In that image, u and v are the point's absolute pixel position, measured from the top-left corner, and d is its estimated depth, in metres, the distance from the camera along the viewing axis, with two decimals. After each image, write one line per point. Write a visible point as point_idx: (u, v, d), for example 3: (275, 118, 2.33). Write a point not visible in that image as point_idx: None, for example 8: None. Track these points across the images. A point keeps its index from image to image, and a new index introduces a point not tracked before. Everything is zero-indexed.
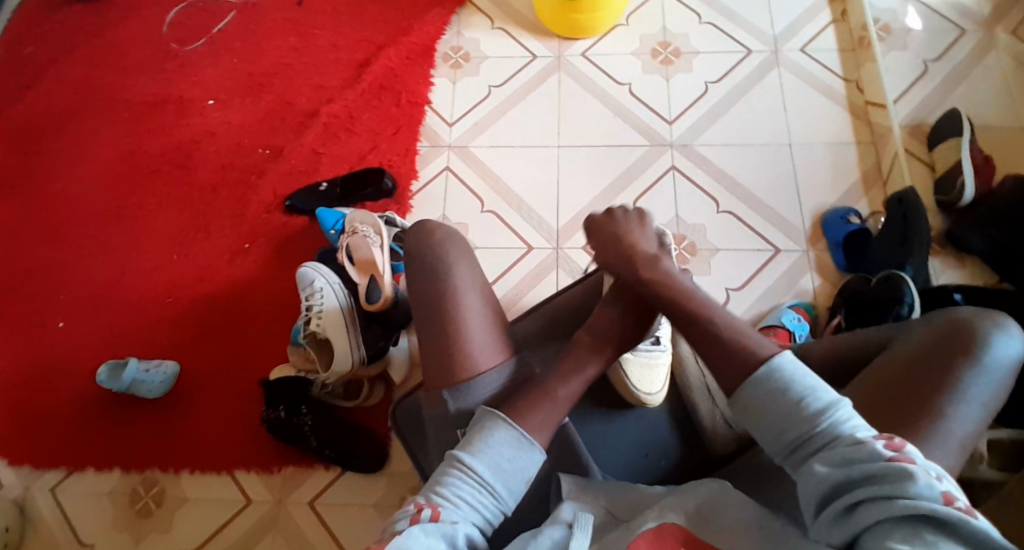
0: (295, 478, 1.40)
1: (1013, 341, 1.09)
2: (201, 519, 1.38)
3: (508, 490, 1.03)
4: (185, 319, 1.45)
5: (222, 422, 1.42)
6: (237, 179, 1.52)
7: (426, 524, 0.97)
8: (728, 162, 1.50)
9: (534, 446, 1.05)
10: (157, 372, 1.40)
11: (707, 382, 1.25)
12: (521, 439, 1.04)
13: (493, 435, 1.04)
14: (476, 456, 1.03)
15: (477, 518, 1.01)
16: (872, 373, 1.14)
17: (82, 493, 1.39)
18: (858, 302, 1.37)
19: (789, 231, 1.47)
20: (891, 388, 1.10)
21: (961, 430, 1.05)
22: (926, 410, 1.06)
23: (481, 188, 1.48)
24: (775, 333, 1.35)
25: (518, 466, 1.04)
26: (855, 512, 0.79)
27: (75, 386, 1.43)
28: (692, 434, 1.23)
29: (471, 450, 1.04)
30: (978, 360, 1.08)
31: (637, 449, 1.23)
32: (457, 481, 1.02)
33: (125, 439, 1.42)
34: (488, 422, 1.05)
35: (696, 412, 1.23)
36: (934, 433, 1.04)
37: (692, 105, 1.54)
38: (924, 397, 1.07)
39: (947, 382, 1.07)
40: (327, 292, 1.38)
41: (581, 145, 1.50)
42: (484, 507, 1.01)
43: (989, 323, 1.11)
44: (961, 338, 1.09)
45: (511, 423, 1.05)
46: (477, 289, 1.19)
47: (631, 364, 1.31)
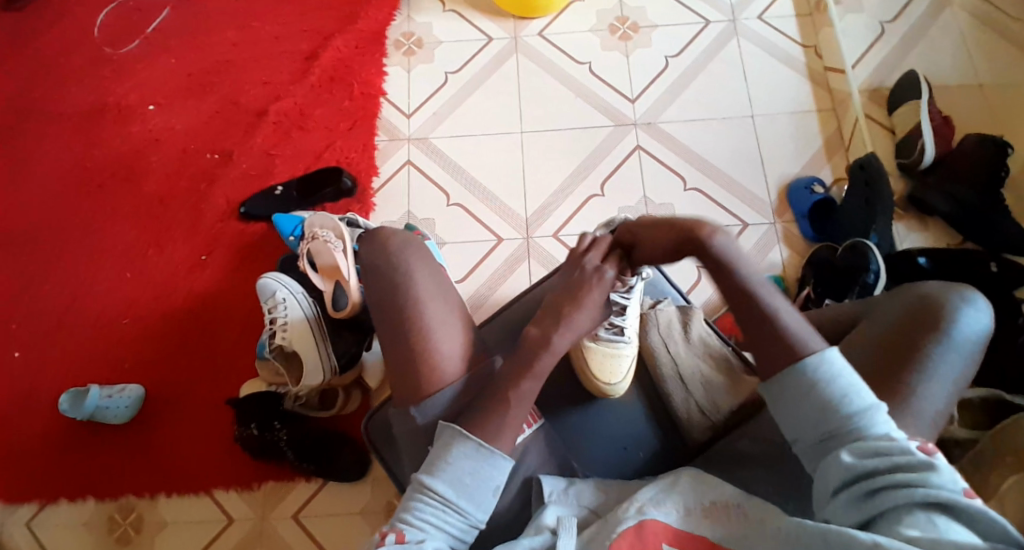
0: (276, 492, 1.38)
1: (980, 315, 1.08)
2: (182, 542, 1.35)
3: (474, 504, 1.02)
4: (145, 339, 1.40)
5: (196, 441, 1.38)
6: (188, 188, 1.46)
7: (392, 547, 0.98)
8: (694, 138, 1.49)
9: (496, 454, 1.04)
10: (121, 397, 1.36)
11: (679, 370, 1.24)
12: (480, 449, 1.03)
13: (453, 451, 1.03)
14: (437, 476, 1.02)
15: (446, 537, 1.01)
16: (843, 352, 1.12)
17: (54, 526, 1.34)
18: (826, 273, 1.37)
19: (755, 204, 1.46)
20: (862, 365, 1.09)
21: (931, 407, 1.04)
22: (897, 389, 1.05)
23: (445, 181, 1.44)
24: None
25: (482, 479, 1.03)
26: (874, 497, 0.84)
27: (36, 417, 1.38)
28: (669, 423, 1.24)
29: (432, 470, 1.03)
30: (946, 334, 1.07)
31: (616, 443, 1.22)
32: (421, 503, 1.02)
33: (94, 467, 1.36)
34: (446, 437, 1.04)
35: (670, 402, 1.23)
36: (904, 410, 1.04)
37: (653, 81, 1.52)
38: (895, 376, 1.05)
39: (916, 360, 1.06)
40: (291, 303, 1.34)
41: (545, 129, 1.47)
42: (452, 526, 1.01)
43: (957, 298, 1.10)
44: (929, 314, 1.08)
45: (471, 436, 1.04)
46: (433, 291, 1.13)
47: (594, 352, 1.27)
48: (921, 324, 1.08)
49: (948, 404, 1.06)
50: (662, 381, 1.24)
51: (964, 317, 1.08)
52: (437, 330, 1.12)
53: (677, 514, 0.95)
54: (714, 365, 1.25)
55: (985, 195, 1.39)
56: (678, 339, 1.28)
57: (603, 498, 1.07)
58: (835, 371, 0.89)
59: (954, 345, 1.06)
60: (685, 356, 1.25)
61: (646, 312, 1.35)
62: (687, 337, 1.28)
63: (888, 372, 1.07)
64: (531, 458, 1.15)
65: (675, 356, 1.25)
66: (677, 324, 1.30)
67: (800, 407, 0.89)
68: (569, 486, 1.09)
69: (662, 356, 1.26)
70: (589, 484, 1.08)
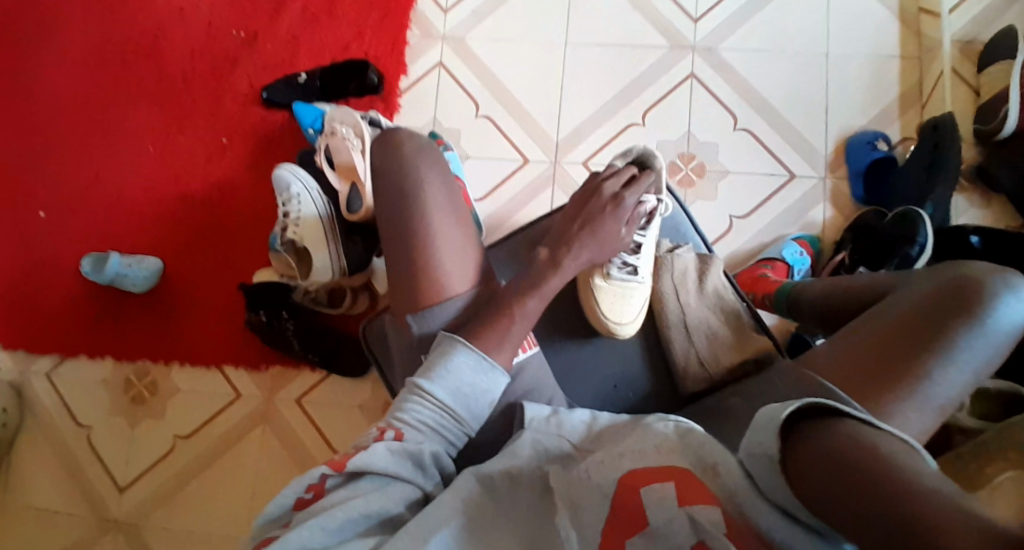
0: (283, 375, 1.43)
1: (1019, 305, 0.97)
2: (193, 409, 1.43)
3: (470, 413, 1.00)
4: (169, 217, 1.42)
5: (208, 319, 1.42)
6: (210, 68, 1.43)
7: (391, 444, 0.94)
8: (754, 74, 1.37)
9: (496, 367, 1.02)
10: (140, 268, 1.38)
11: (686, 318, 1.21)
12: (482, 362, 1.01)
13: (453, 359, 1.00)
14: (436, 382, 0.99)
15: (441, 442, 0.99)
16: (859, 327, 1.02)
17: (75, 379, 1.43)
18: (867, 240, 1.28)
19: (807, 155, 1.35)
20: (870, 348, 0.98)
21: (942, 394, 0.94)
22: (908, 373, 0.95)
23: (475, 88, 1.37)
24: (772, 268, 1.30)
25: (479, 387, 1.01)
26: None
27: (62, 276, 1.43)
28: (663, 369, 1.22)
29: (431, 375, 1.00)
30: (976, 322, 0.96)
31: (608, 381, 1.22)
32: (417, 405, 0.98)
33: (111, 330, 1.43)
34: (448, 346, 1.02)
35: (670, 349, 1.21)
36: (913, 398, 0.94)
37: (721, 1, 1.38)
38: (907, 361, 0.95)
39: (936, 346, 0.95)
40: (305, 199, 1.33)
41: (591, 44, 1.37)
42: (446, 431, 0.99)
43: (999, 283, 0.98)
44: (963, 297, 0.97)
45: (459, 343, 1.02)
46: (445, 202, 1.10)
47: (604, 292, 1.24)
48: (948, 306, 0.97)
49: (959, 395, 0.96)
50: (666, 328, 1.22)
51: (1002, 307, 0.96)
52: (446, 243, 1.08)
53: None
54: (724, 318, 1.22)
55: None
56: (690, 289, 1.24)
57: (586, 433, 0.99)
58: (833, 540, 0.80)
59: (982, 337, 0.95)
60: (694, 306, 1.22)
61: (662, 255, 1.29)
62: (700, 287, 1.24)
63: (901, 356, 0.96)
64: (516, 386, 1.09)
65: (683, 304, 1.22)
66: (694, 274, 1.26)
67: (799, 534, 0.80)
68: (552, 415, 1.00)
69: (670, 302, 1.23)
70: (574, 418, 1.00)
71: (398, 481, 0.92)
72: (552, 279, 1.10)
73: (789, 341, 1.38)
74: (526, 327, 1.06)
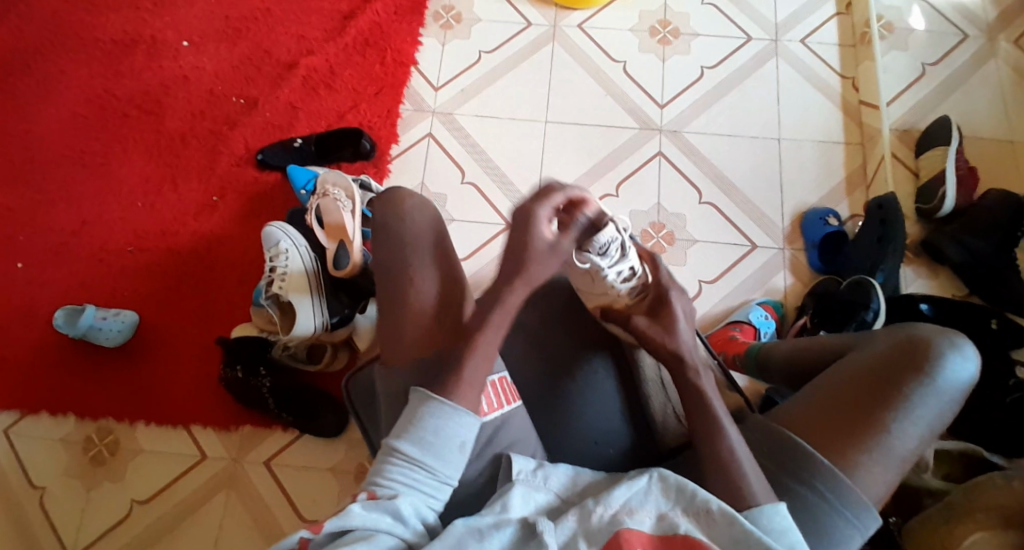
0: (253, 437, 1.39)
1: (965, 364, 1.00)
2: (155, 470, 1.37)
3: (446, 464, 0.91)
4: (152, 270, 1.44)
5: (180, 375, 1.40)
6: (207, 129, 1.52)
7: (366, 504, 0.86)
8: (716, 152, 1.49)
9: (466, 411, 0.93)
10: (116, 321, 1.38)
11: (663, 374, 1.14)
12: (448, 409, 0.92)
13: (423, 413, 0.92)
14: (408, 437, 0.91)
15: (425, 501, 0.89)
16: (814, 388, 1.04)
17: (33, 437, 1.38)
18: (826, 305, 1.36)
19: (767, 228, 1.46)
20: (836, 398, 1.01)
21: (899, 450, 0.98)
22: (863, 432, 0.98)
23: (462, 157, 1.47)
24: (740, 330, 1.36)
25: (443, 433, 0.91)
26: None
27: (33, 328, 1.41)
28: (644, 422, 1.12)
29: (402, 432, 0.92)
30: (925, 382, 0.99)
31: (587, 435, 1.10)
32: (393, 467, 0.90)
33: (76, 384, 1.39)
34: (416, 401, 0.93)
35: (647, 402, 1.12)
36: (870, 452, 0.97)
37: (686, 89, 1.52)
38: (862, 420, 0.99)
39: (889, 404, 0.99)
40: (293, 254, 1.36)
41: (568, 122, 1.49)
42: (423, 486, 0.89)
43: (944, 343, 1.02)
44: (910, 357, 1.00)
45: (432, 403, 0.93)
46: (440, 262, 1.06)
47: None
48: (898, 365, 1.01)
49: (916, 450, 0.99)
50: (644, 383, 1.13)
51: (949, 365, 1.00)
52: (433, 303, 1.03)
53: (650, 525, 0.87)
54: None
55: (999, 253, 1.37)
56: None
57: (571, 486, 0.94)
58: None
59: (932, 394, 0.98)
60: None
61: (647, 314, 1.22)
62: None
63: (863, 409, 0.99)
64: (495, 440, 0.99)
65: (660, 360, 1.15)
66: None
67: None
68: (539, 466, 0.94)
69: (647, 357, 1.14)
70: (560, 470, 0.95)
71: (378, 538, 0.83)
72: (502, 307, 0.98)
73: (760, 402, 1.42)
74: (484, 362, 0.96)
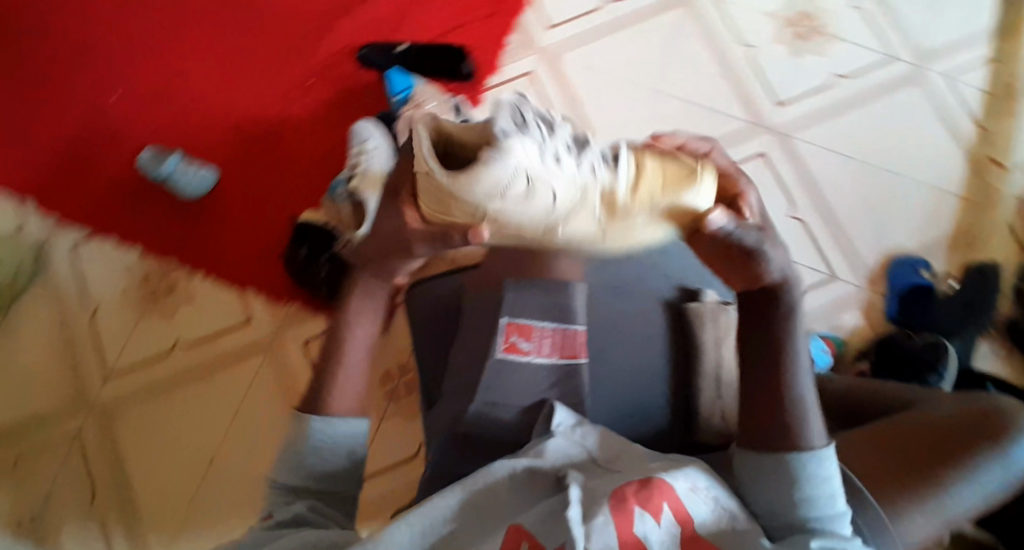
0: (296, 316, 1.42)
1: None
2: (201, 320, 1.43)
3: (333, 474, 0.92)
4: (237, 135, 1.48)
5: (239, 242, 1.44)
6: (320, 11, 1.51)
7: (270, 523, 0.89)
8: (822, 168, 1.41)
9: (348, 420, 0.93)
10: (195, 175, 1.43)
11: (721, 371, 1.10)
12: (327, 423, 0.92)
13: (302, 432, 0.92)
14: (291, 457, 0.92)
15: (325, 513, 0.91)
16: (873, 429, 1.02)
17: (93, 263, 1.45)
18: (891, 355, 1.30)
19: (852, 261, 1.39)
20: (897, 441, 0.99)
21: (949, 509, 0.95)
22: (918, 483, 0.96)
23: (560, 106, 1.44)
24: None
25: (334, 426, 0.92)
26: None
27: (115, 161, 1.47)
28: (686, 409, 1.10)
29: (287, 452, 0.93)
30: (994, 453, 0.97)
31: (627, 406, 1.09)
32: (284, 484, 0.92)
33: (142, 224, 1.45)
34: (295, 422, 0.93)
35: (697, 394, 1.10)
36: (922, 505, 0.94)
37: (810, 94, 1.43)
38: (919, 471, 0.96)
39: (950, 462, 0.96)
40: (377, 157, 1.37)
41: (677, 97, 1.44)
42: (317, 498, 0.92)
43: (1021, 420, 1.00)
44: (986, 425, 0.98)
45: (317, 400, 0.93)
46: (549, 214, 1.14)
47: None
48: (967, 428, 0.99)
49: (964, 514, 0.96)
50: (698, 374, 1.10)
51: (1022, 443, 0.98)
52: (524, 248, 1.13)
53: (682, 485, 0.86)
54: None
55: None
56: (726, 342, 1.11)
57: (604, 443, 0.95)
58: (817, 479, 0.86)
59: (997, 466, 0.96)
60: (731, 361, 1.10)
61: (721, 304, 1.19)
62: None
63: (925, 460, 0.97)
64: (551, 386, 1.07)
65: (722, 360, 1.10)
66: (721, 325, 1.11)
67: (780, 486, 0.87)
68: (577, 424, 0.96)
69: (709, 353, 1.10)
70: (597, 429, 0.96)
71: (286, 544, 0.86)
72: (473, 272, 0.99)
73: None
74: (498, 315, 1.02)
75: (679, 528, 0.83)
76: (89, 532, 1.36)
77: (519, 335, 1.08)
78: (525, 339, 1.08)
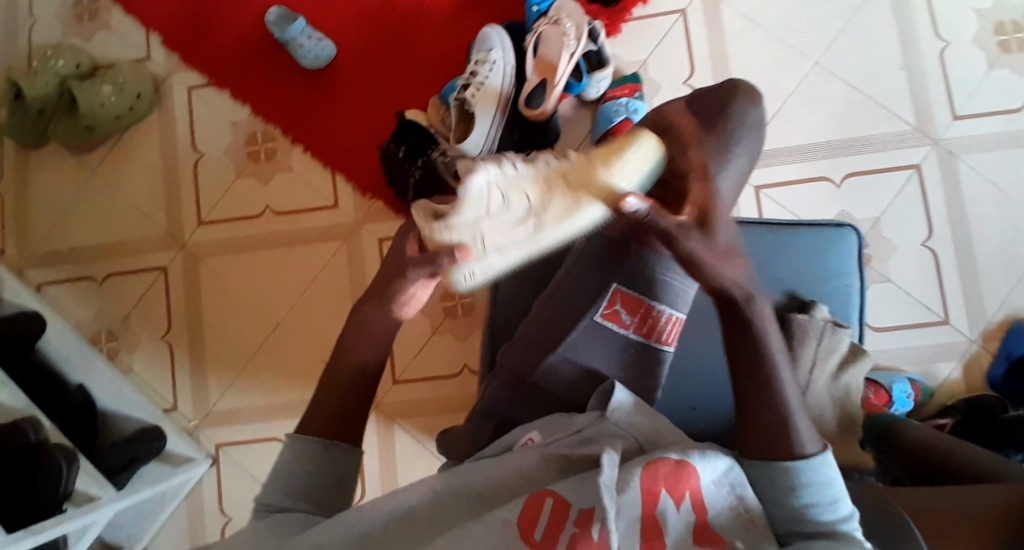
0: (380, 212, 1.43)
1: None
2: (292, 192, 1.45)
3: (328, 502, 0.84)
4: (369, 12, 1.46)
5: (346, 122, 1.45)
6: None
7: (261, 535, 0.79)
8: (975, 198, 1.27)
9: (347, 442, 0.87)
10: (316, 47, 1.41)
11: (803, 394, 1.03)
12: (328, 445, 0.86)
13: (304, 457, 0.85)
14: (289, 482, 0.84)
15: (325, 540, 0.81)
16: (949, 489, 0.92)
17: (208, 108, 1.49)
18: (983, 416, 1.16)
19: (972, 308, 1.26)
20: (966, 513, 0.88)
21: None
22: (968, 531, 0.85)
23: (702, 58, 1.33)
24: (873, 390, 1.20)
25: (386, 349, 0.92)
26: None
27: (252, 10, 1.49)
28: None
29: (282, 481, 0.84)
30: None
31: (689, 396, 1.00)
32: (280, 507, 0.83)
33: (261, 79, 1.47)
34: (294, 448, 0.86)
35: None
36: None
37: (991, 113, 1.28)
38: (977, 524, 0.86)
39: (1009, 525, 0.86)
40: (497, 70, 1.30)
41: (839, 78, 1.31)
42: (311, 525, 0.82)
43: None
44: None
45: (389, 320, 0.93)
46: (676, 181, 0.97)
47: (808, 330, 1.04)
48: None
49: None
50: None
51: None
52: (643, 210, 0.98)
53: (705, 475, 0.77)
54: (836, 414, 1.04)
55: None
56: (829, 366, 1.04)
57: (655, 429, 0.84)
58: (817, 478, 0.78)
59: None
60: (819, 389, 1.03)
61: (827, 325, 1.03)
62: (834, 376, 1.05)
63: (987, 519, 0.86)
64: (627, 361, 0.93)
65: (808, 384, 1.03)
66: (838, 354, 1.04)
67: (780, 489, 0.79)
68: (647, 413, 0.85)
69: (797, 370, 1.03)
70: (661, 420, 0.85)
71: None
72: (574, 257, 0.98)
73: None
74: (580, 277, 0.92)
75: (696, 518, 0.75)
76: (159, 359, 1.46)
77: (622, 304, 0.94)
78: (629, 313, 0.94)
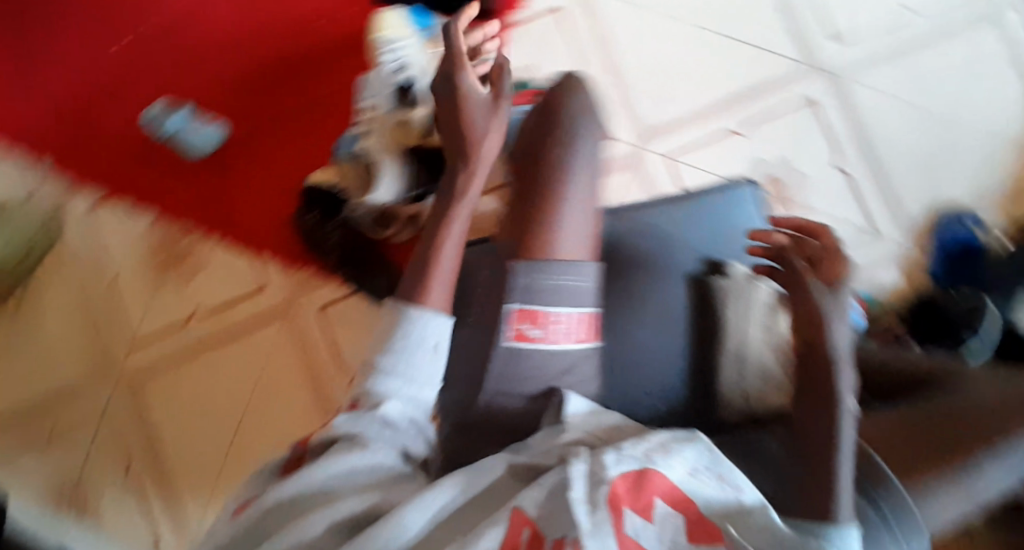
0: (310, 281, 1.41)
1: None
2: (217, 286, 1.42)
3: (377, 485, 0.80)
4: (248, 86, 1.45)
5: (253, 199, 1.42)
6: None
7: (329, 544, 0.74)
8: (876, 114, 1.32)
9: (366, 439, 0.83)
10: (205, 132, 1.41)
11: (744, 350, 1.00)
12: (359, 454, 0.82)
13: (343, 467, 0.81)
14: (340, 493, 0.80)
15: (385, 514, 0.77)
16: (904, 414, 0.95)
17: (108, 223, 1.43)
18: (931, 314, 1.21)
19: (897, 214, 1.30)
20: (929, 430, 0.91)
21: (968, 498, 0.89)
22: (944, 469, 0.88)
23: (587, 47, 1.34)
24: None
25: (416, 337, 0.87)
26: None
27: (126, 112, 1.45)
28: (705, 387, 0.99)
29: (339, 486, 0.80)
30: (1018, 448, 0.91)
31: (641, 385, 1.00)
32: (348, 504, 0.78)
33: (154, 177, 1.43)
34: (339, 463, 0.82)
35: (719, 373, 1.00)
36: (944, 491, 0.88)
37: (871, 32, 1.33)
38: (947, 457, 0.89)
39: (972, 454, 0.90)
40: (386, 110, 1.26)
41: (719, 33, 1.34)
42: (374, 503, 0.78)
43: None
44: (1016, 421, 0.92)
45: (408, 304, 0.89)
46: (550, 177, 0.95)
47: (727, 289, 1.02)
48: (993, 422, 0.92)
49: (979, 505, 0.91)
50: (720, 351, 1.00)
51: None
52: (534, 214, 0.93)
53: (678, 471, 0.77)
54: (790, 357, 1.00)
55: None
56: (755, 321, 1.00)
57: (605, 426, 0.86)
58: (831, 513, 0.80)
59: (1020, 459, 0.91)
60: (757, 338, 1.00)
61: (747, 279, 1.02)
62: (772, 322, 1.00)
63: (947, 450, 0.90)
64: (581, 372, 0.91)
65: (744, 338, 1.00)
66: (751, 308, 1.01)
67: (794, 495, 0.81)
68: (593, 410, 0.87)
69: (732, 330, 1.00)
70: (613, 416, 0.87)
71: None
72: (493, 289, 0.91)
73: None
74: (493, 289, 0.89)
75: (683, 518, 0.74)
76: (128, 499, 1.37)
77: (527, 321, 0.89)
78: (535, 325, 0.89)
